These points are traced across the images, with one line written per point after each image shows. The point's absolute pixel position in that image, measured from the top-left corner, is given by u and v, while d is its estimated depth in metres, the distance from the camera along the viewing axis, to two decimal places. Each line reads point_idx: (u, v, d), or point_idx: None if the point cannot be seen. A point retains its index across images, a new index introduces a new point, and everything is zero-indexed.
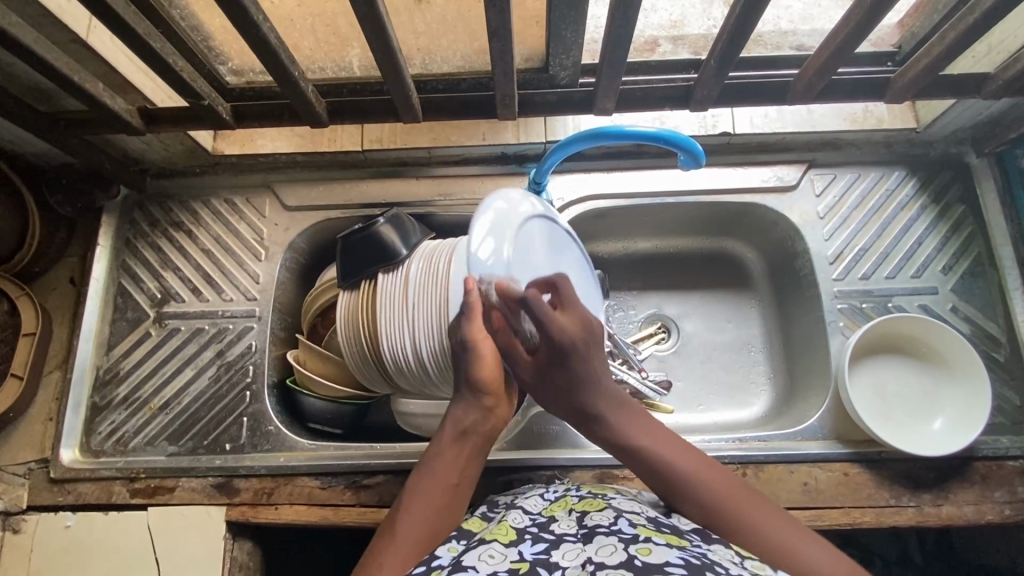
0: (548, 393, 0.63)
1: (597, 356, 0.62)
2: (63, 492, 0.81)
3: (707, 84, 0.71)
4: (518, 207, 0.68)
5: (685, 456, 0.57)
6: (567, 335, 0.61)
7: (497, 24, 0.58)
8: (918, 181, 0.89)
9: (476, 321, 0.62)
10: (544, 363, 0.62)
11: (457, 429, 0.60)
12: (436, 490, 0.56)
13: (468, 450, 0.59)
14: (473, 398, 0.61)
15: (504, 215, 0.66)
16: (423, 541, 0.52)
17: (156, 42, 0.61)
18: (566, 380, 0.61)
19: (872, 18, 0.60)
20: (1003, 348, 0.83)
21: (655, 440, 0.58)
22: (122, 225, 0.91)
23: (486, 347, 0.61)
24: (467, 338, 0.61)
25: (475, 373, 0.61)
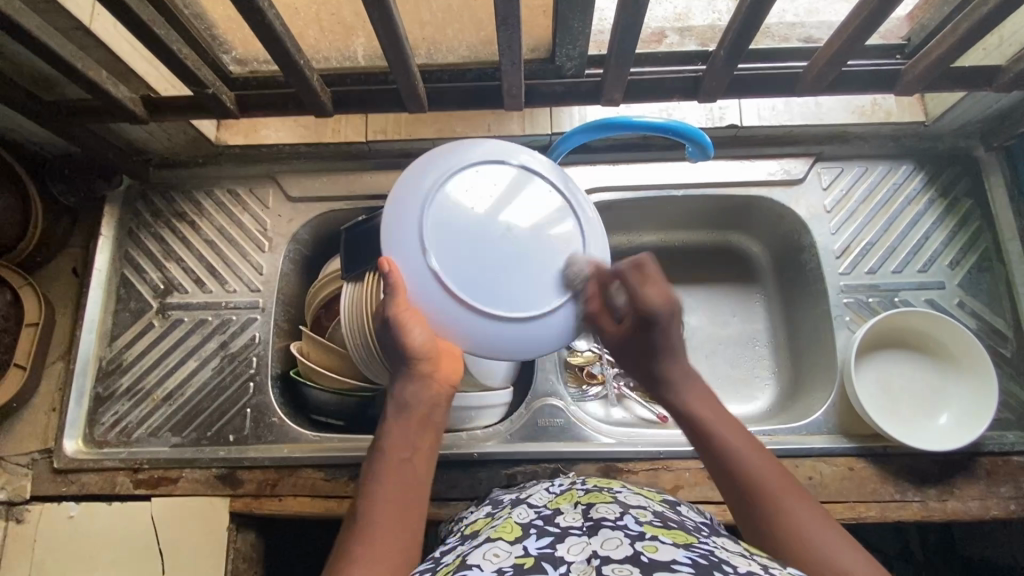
0: (627, 359, 0.67)
1: (677, 328, 0.64)
2: (66, 482, 0.80)
3: (715, 74, 0.70)
4: (458, 155, 0.62)
5: (754, 453, 0.56)
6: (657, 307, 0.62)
7: (506, 12, 0.57)
8: (926, 175, 0.88)
9: (402, 293, 0.58)
10: (626, 339, 0.65)
11: (398, 406, 0.59)
12: (391, 471, 0.55)
13: (415, 423, 0.59)
14: (410, 371, 0.60)
15: (430, 168, 0.61)
16: (394, 525, 0.51)
17: (159, 29, 0.60)
18: (646, 350, 0.64)
19: (885, 8, 0.60)
20: (1010, 343, 0.83)
21: (729, 430, 0.58)
22: (124, 215, 0.91)
23: (410, 318, 0.58)
24: (389, 315, 0.58)
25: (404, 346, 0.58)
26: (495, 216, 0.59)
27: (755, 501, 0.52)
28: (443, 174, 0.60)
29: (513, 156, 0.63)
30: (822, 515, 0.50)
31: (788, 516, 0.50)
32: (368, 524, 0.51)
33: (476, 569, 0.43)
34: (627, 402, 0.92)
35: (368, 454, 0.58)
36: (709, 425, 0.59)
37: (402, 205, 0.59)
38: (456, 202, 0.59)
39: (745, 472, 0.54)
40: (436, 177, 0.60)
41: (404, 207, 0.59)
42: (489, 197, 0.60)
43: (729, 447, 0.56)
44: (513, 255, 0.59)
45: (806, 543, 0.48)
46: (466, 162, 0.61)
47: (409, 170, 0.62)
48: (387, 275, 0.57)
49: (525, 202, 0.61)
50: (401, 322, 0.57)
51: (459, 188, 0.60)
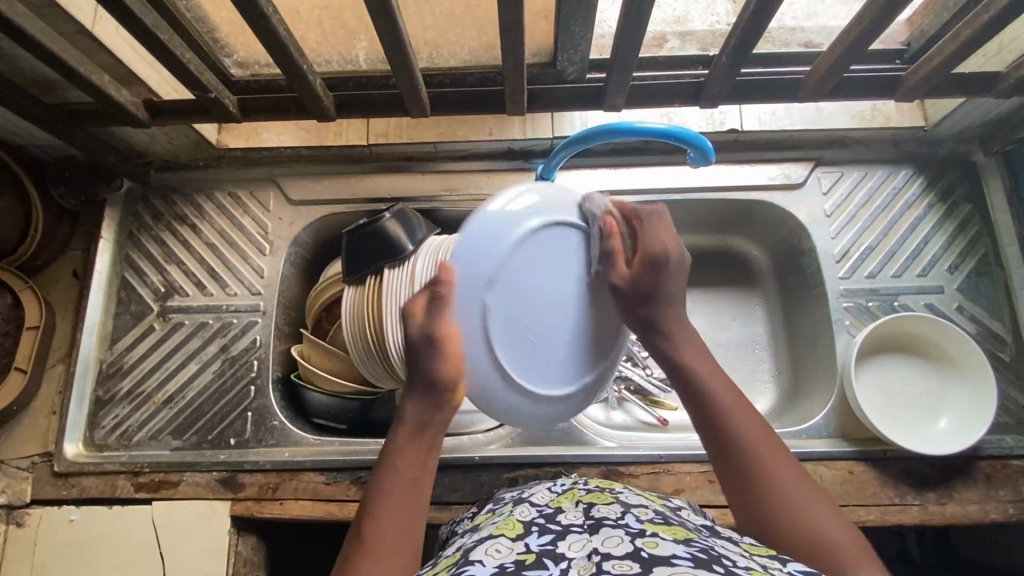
0: (628, 307, 0.60)
1: (679, 280, 0.61)
2: (66, 486, 0.80)
3: (717, 80, 0.70)
4: (530, 218, 0.60)
5: (748, 419, 0.54)
6: (669, 251, 0.59)
7: (509, 17, 0.57)
8: (926, 179, 0.89)
9: (449, 313, 0.58)
10: (635, 287, 0.59)
11: (416, 424, 0.58)
12: (400, 489, 0.53)
13: (429, 441, 0.57)
14: (433, 395, 0.58)
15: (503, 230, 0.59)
16: (399, 548, 0.50)
17: (163, 33, 0.60)
18: (654, 292, 0.59)
19: (887, 15, 0.60)
20: (1008, 347, 0.83)
21: (722, 388, 0.56)
22: (125, 219, 0.91)
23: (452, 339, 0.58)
24: (433, 333, 0.58)
25: (436, 365, 0.58)
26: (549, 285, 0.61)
27: (745, 477, 0.52)
28: (519, 233, 0.60)
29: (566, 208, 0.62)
30: (814, 491, 0.50)
31: (782, 490, 0.50)
32: (373, 537, 0.50)
33: (478, 564, 0.43)
34: (628, 406, 0.92)
35: (378, 460, 0.57)
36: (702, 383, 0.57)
37: (470, 268, 0.59)
38: (522, 270, 0.60)
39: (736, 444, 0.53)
40: (511, 247, 0.59)
41: (471, 270, 0.59)
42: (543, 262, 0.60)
43: (720, 411, 0.55)
44: (563, 325, 0.62)
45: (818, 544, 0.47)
46: (540, 223, 0.60)
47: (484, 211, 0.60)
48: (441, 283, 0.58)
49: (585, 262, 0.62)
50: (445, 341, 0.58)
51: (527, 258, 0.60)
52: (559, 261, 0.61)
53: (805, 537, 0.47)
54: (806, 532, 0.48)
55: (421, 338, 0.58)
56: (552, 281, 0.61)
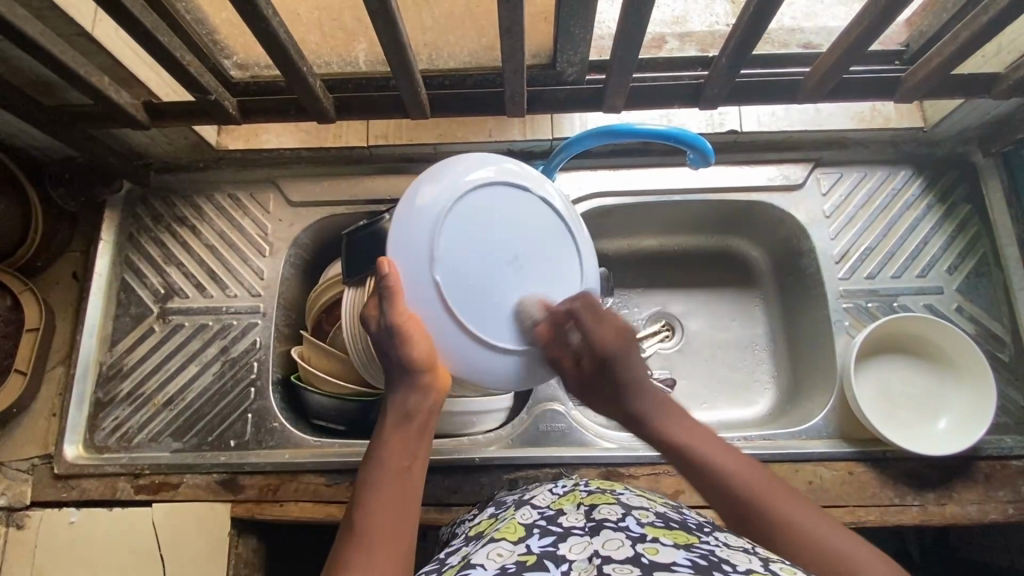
0: (601, 400, 0.65)
1: (637, 361, 0.65)
2: (67, 488, 0.80)
3: (717, 82, 0.70)
4: (452, 189, 0.60)
5: (745, 467, 0.55)
6: (610, 346, 0.63)
7: (509, 19, 0.57)
8: (925, 179, 0.89)
9: (402, 302, 0.57)
10: (597, 382, 0.65)
11: (400, 414, 0.59)
12: (387, 480, 0.54)
13: (413, 431, 0.58)
14: (409, 380, 0.59)
15: (427, 207, 0.59)
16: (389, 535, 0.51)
17: (163, 36, 0.61)
18: (613, 391, 0.64)
19: (886, 18, 0.60)
20: (1008, 348, 0.84)
21: (711, 449, 0.57)
22: (125, 220, 0.91)
23: (410, 325, 0.57)
24: (391, 322, 0.57)
25: (406, 355, 0.58)
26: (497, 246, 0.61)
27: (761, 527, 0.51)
28: (448, 200, 0.60)
29: (494, 170, 0.62)
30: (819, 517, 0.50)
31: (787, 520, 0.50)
32: (365, 529, 0.51)
33: (480, 568, 0.43)
34: None
35: (365, 460, 0.57)
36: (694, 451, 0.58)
37: (408, 252, 0.59)
38: (459, 238, 0.60)
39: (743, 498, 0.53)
40: (439, 220, 0.59)
41: (409, 252, 0.59)
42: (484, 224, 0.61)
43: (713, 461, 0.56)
44: (517, 279, 0.61)
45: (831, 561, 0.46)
46: (460, 192, 0.60)
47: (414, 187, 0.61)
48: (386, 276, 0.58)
49: (515, 216, 0.62)
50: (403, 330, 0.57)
51: (466, 222, 0.60)
52: (491, 223, 0.61)
53: (827, 561, 0.46)
54: (828, 556, 0.46)
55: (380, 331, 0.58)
56: (491, 240, 0.61)
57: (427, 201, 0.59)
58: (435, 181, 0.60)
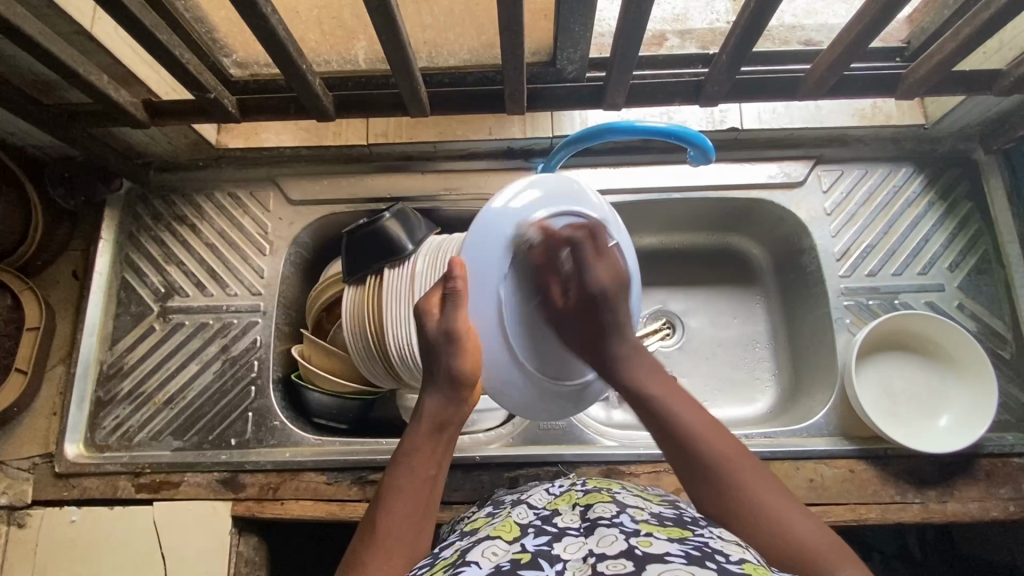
0: (581, 342, 0.65)
1: (625, 307, 0.65)
2: (68, 487, 0.80)
3: (717, 79, 0.70)
4: (530, 209, 0.64)
5: (708, 432, 0.55)
6: (606, 284, 0.64)
7: (509, 17, 0.57)
8: (926, 177, 0.89)
9: (463, 307, 0.60)
10: (580, 323, 0.65)
11: (435, 422, 0.58)
12: (415, 486, 0.54)
13: (445, 441, 0.58)
14: (453, 391, 0.59)
15: (502, 221, 0.62)
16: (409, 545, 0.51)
17: (162, 33, 0.60)
18: (592, 328, 0.64)
19: (886, 14, 0.60)
20: (1009, 345, 0.83)
21: (677, 406, 0.58)
22: (125, 219, 0.91)
23: (469, 335, 0.59)
24: (454, 326, 0.59)
25: (456, 364, 0.59)
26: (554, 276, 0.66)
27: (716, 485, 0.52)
28: (525, 224, 0.63)
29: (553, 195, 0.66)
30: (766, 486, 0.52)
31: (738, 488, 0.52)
32: (387, 533, 0.50)
33: (474, 565, 0.43)
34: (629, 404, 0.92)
35: (392, 459, 0.57)
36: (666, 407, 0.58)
37: (482, 259, 0.62)
38: (523, 262, 0.64)
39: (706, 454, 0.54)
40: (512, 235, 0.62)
41: (481, 264, 0.62)
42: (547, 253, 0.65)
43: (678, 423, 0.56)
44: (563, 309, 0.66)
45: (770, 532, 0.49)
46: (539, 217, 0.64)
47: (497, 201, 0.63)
48: (455, 279, 0.60)
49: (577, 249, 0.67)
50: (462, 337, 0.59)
51: (535, 247, 0.64)
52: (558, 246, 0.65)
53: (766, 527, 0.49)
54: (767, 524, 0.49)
55: (441, 333, 0.59)
56: (550, 269, 0.65)
57: (505, 221, 0.63)
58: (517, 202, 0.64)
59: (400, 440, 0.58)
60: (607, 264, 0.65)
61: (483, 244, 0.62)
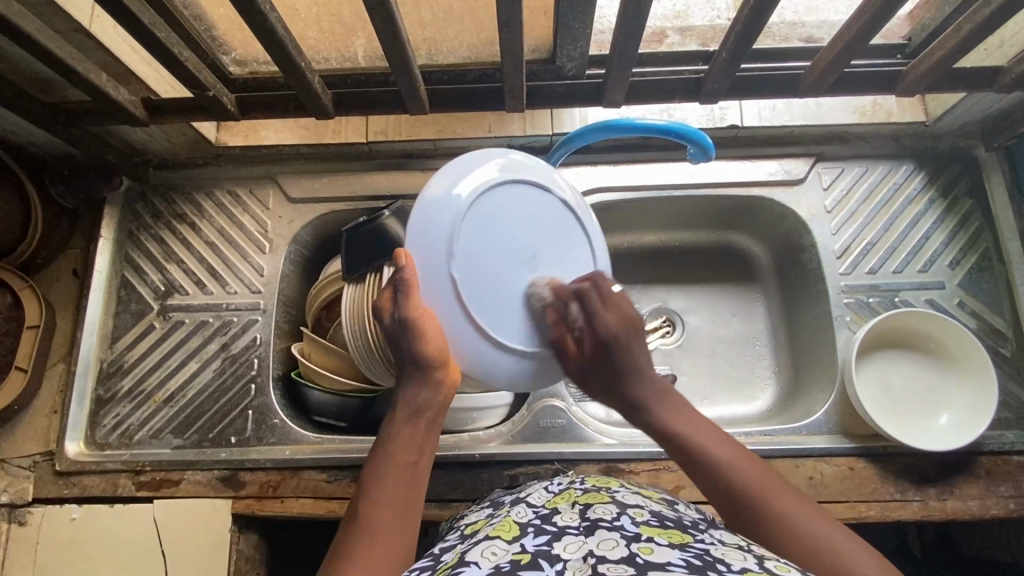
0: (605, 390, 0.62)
1: (640, 348, 0.61)
2: (68, 485, 0.80)
3: (717, 77, 0.70)
4: (477, 180, 0.60)
5: (744, 464, 0.53)
6: (615, 331, 0.60)
7: (508, 14, 0.57)
8: (927, 174, 0.89)
9: (415, 295, 0.57)
10: (597, 371, 0.61)
11: (410, 411, 0.59)
12: (396, 474, 0.55)
13: (423, 428, 0.59)
14: (422, 376, 0.59)
15: (445, 202, 0.58)
16: (394, 530, 0.51)
17: (159, 31, 0.60)
18: (611, 378, 0.61)
19: (886, 13, 0.60)
20: (1009, 343, 0.83)
21: (709, 440, 0.56)
22: (125, 217, 0.91)
23: (425, 321, 0.57)
24: (406, 317, 0.56)
25: (418, 351, 0.58)
26: (518, 246, 0.61)
27: (760, 524, 0.50)
28: (470, 197, 0.59)
29: (497, 164, 0.62)
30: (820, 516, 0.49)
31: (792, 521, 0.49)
32: (370, 521, 0.51)
33: (474, 566, 0.43)
34: None
35: (372, 452, 0.58)
36: (695, 442, 0.56)
37: (426, 246, 0.58)
38: (478, 236, 0.59)
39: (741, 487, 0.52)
40: (459, 215, 0.58)
41: (428, 246, 0.58)
42: (503, 222, 0.61)
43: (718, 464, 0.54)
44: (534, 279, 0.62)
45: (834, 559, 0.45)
46: (484, 187, 0.60)
47: (434, 179, 0.60)
48: (403, 268, 0.57)
49: (535, 216, 0.62)
50: (418, 326, 0.57)
51: (487, 219, 0.60)
52: (512, 223, 0.61)
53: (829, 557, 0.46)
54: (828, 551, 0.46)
55: (396, 325, 0.57)
56: (513, 238, 0.61)
57: (446, 195, 0.59)
58: (459, 174, 0.60)
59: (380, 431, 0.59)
60: (614, 311, 0.61)
61: (426, 224, 0.58)
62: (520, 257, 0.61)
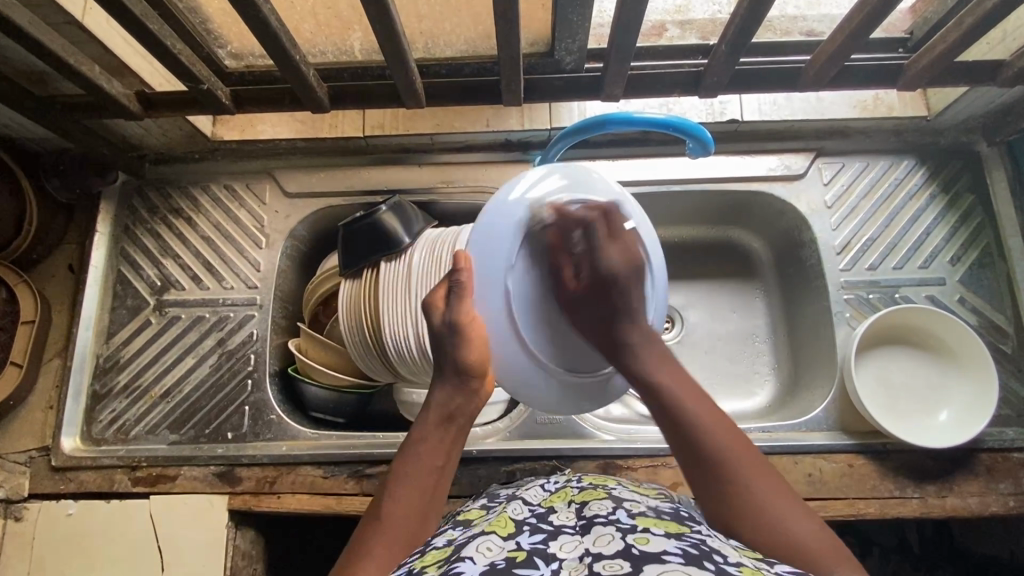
0: (594, 330, 0.61)
1: (640, 292, 0.61)
2: (64, 480, 0.80)
3: (717, 70, 0.69)
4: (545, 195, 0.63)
5: (720, 427, 0.53)
6: (617, 269, 0.60)
7: (504, 6, 0.56)
8: (928, 169, 0.88)
9: (468, 300, 0.60)
10: (588, 305, 0.62)
11: (442, 414, 0.58)
12: (421, 477, 0.54)
13: (453, 433, 0.58)
14: (460, 382, 0.59)
15: (510, 216, 0.62)
16: (411, 535, 0.51)
17: (152, 23, 0.59)
18: (603, 314, 0.61)
19: (888, 6, 0.59)
20: (1010, 340, 0.83)
21: (689, 396, 0.55)
22: (121, 211, 0.90)
23: (475, 327, 0.59)
24: (456, 319, 0.59)
25: (461, 355, 0.59)
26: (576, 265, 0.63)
27: (719, 482, 0.50)
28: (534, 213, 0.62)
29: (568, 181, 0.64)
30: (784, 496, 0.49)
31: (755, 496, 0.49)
32: (390, 522, 0.51)
33: (469, 561, 0.42)
34: (627, 398, 0.91)
35: (401, 449, 0.57)
36: (674, 398, 0.55)
37: (485, 251, 0.61)
38: (536, 250, 0.63)
39: (707, 444, 0.52)
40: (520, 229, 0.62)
41: (486, 254, 0.61)
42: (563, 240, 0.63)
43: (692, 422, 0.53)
44: None
45: (786, 542, 0.46)
46: (550, 204, 0.63)
47: (503, 189, 0.63)
48: (460, 272, 0.60)
49: None
50: (466, 328, 0.59)
51: (548, 233, 0.63)
52: (569, 235, 0.63)
53: (782, 539, 0.46)
54: (783, 535, 0.46)
55: (445, 326, 0.59)
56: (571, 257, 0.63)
57: (510, 209, 0.62)
58: (527, 189, 0.63)
59: (409, 428, 0.58)
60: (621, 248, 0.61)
61: (489, 231, 0.62)
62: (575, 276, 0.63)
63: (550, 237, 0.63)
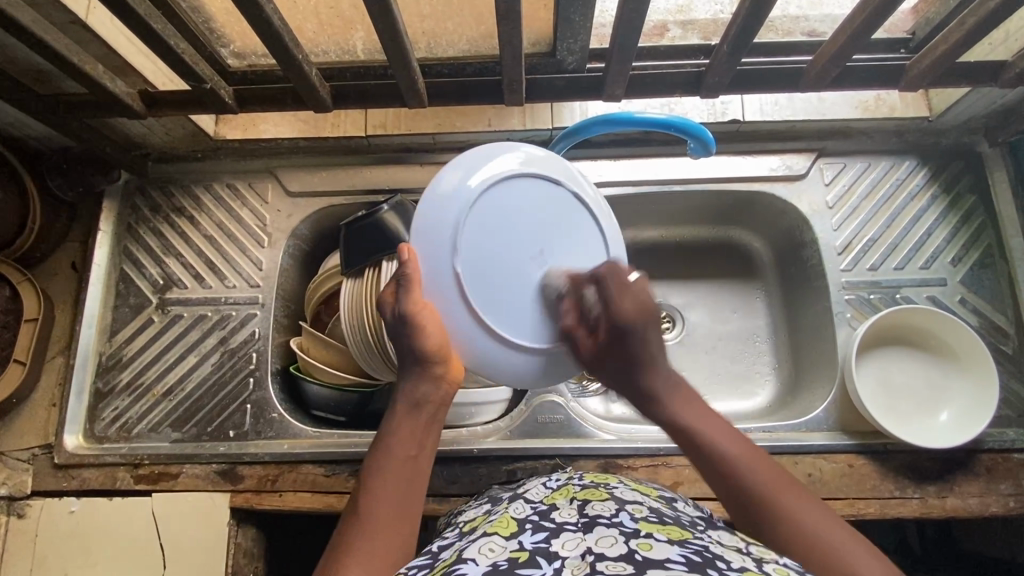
0: (616, 377, 0.59)
1: (656, 337, 0.59)
2: (67, 478, 0.81)
3: (718, 71, 0.70)
4: (486, 173, 0.60)
5: (754, 462, 0.52)
6: (632, 320, 0.57)
7: (506, 7, 0.56)
8: (929, 170, 0.88)
9: (418, 289, 0.57)
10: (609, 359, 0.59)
11: (410, 403, 0.58)
12: (396, 467, 0.54)
13: (425, 420, 0.58)
14: (422, 370, 0.58)
15: (450, 198, 0.59)
16: (394, 525, 0.51)
17: (155, 23, 0.60)
18: (625, 366, 0.59)
19: (890, 6, 0.59)
20: (1011, 340, 0.83)
21: (718, 435, 0.55)
22: (124, 210, 0.90)
23: (425, 316, 0.57)
24: (406, 311, 0.57)
25: (419, 346, 0.57)
26: (525, 241, 0.61)
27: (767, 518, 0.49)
28: (476, 192, 0.59)
29: (510, 157, 0.62)
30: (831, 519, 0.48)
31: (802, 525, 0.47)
32: (369, 515, 0.51)
33: (472, 563, 0.42)
34: None
35: (374, 442, 0.57)
36: (702, 436, 0.55)
37: (428, 238, 0.58)
38: (482, 228, 0.59)
39: (749, 483, 0.51)
40: (463, 209, 0.58)
41: (431, 240, 0.58)
42: (509, 217, 0.60)
43: (726, 461, 0.53)
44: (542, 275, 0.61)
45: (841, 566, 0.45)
46: (491, 182, 0.60)
47: (442, 171, 0.60)
48: (405, 263, 0.58)
49: (547, 212, 0.62)
50: (417, 319, 0.57)
51: (493, 211, 0.60)
52: (517, 210, 0.60)
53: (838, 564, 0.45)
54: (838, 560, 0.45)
55: (395, 317, 0.57)
56: (520, 233, 0.60)
57: (451, 189, 0.59)
58: (467, 168, 0.60)
59: (381, 424, 0.58)
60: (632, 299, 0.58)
61: (431, 216, 0.59)
62: (527, 253, 0.61)
63: (561, 302, 0.61)
